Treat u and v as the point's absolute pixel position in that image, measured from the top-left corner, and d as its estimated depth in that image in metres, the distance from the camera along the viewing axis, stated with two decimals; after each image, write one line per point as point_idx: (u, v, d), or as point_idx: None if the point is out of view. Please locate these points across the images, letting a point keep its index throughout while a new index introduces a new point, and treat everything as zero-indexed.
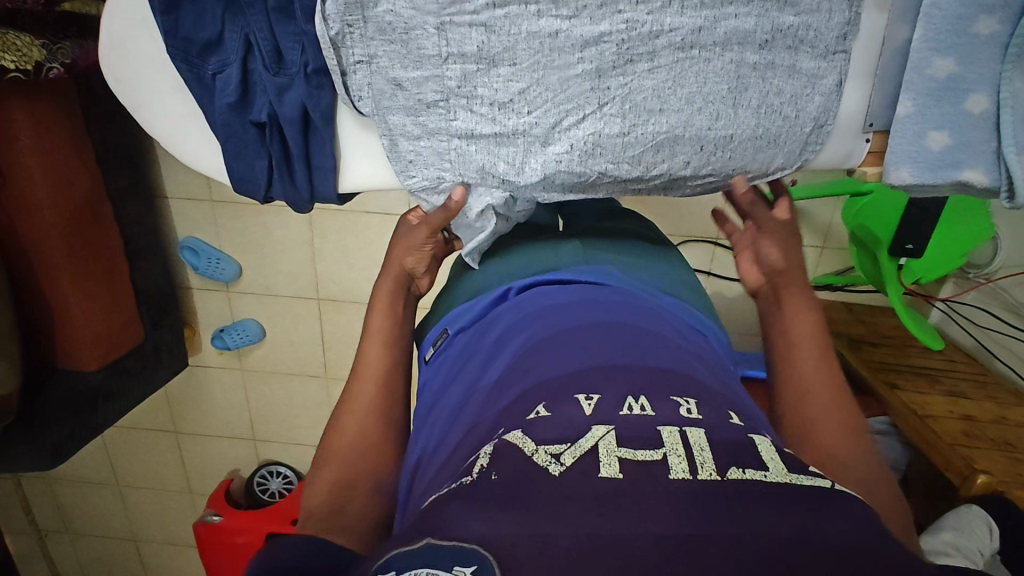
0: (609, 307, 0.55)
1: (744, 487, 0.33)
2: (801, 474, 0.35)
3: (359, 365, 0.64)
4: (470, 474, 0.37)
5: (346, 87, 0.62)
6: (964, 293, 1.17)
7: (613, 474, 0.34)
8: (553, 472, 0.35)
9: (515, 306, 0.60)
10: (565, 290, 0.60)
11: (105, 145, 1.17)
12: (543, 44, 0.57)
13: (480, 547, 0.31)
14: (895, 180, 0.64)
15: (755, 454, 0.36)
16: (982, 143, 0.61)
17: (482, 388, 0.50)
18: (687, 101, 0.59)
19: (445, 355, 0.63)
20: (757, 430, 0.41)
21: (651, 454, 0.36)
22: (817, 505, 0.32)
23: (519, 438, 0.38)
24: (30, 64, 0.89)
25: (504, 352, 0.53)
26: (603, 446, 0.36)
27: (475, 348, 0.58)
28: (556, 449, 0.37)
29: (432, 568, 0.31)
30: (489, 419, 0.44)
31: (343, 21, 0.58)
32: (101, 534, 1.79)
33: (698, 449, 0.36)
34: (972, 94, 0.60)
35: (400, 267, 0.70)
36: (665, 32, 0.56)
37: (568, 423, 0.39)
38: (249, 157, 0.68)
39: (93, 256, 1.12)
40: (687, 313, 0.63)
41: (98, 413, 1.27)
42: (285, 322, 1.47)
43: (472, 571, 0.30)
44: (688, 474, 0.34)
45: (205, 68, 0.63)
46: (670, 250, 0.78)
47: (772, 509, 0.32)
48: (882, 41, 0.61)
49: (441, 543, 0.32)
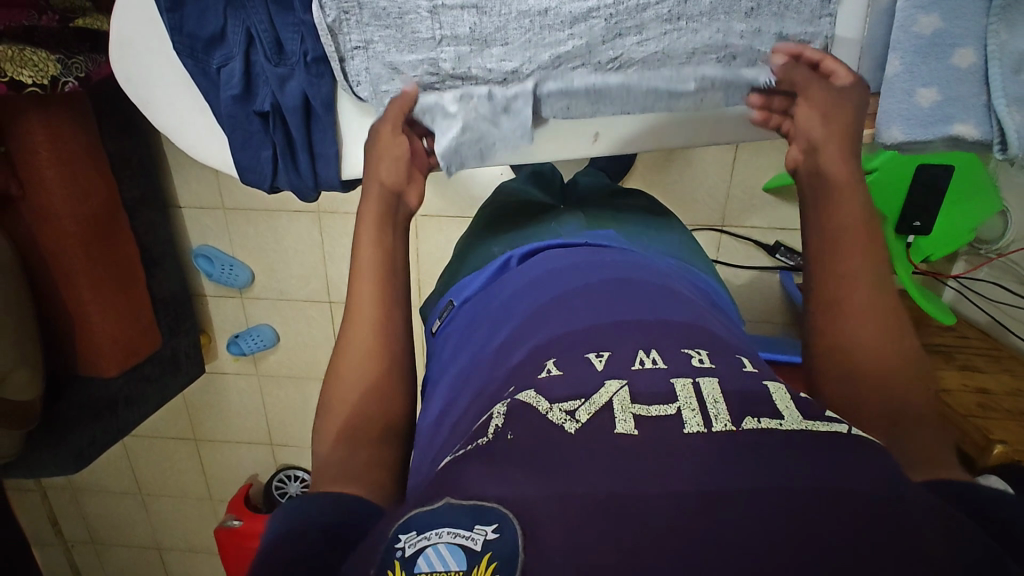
0: (611, 266, 0.56)
1: (747, 435, 0.34)
2: (816, 419, 0.36)
3: (352, 304, 0.56)
4: (486, 435, 0.38)
5: (345, 73, 0.65)
6: (975, 270, 1.15)
7: (629, 430, 0.35)
8: (569, 429, 0.36)
9: (519, 272, 0.61)
10: (568, 254, 0.61)
11: (120, 156, 1.21)
12: (534, 21, 0.61)
13: (499, 504, 0.32)
14: (887, 139, 0.65)
15: (771, 404, 0.37)
16: (972, 98, 0.62)
17: (488, 353, 0.52)
18: (676, 68, 0.64)
19: (452, 326, 0.65)
20: (771, 377, 0.42)
21: (665, 408, 0.36)
22: (826, 451, 0.33)
23: (532, 397, 0.39)
24: (47, 79, 0.94)
25: (509, 315, 0.54)
26: (617, 401, 0.37)
27: (481, 316, 0.59)
28: (571, 406, 0.38)
29: (454, 527, 0.32)
30: (500, 377, 0.46)
31: (339, 9, 0.61)
32: (124, 543, 1.82)
33: (713, 402, 0.36)
34: (959, 48, 0.60)
35: (380, 186, 0.62)
36: (651, 5, 0.60)
37: (580, 380, 0.40)
38: (254, 148, 0.70)
39: (112, 265, 1.15)
40: (688, 271, 0.64)
41: (119, 418, 1.30)
42: (299, 326, 1.49)
43: (494, 529, 0.31)
44: (704, 427, 0.35)
45: (210, 62, 0.66)
46: (669, 218, 0.80)
47: (779, 453, 0.32)
48: (865, 8, 0.62)
49: (461, 503, 0.33)
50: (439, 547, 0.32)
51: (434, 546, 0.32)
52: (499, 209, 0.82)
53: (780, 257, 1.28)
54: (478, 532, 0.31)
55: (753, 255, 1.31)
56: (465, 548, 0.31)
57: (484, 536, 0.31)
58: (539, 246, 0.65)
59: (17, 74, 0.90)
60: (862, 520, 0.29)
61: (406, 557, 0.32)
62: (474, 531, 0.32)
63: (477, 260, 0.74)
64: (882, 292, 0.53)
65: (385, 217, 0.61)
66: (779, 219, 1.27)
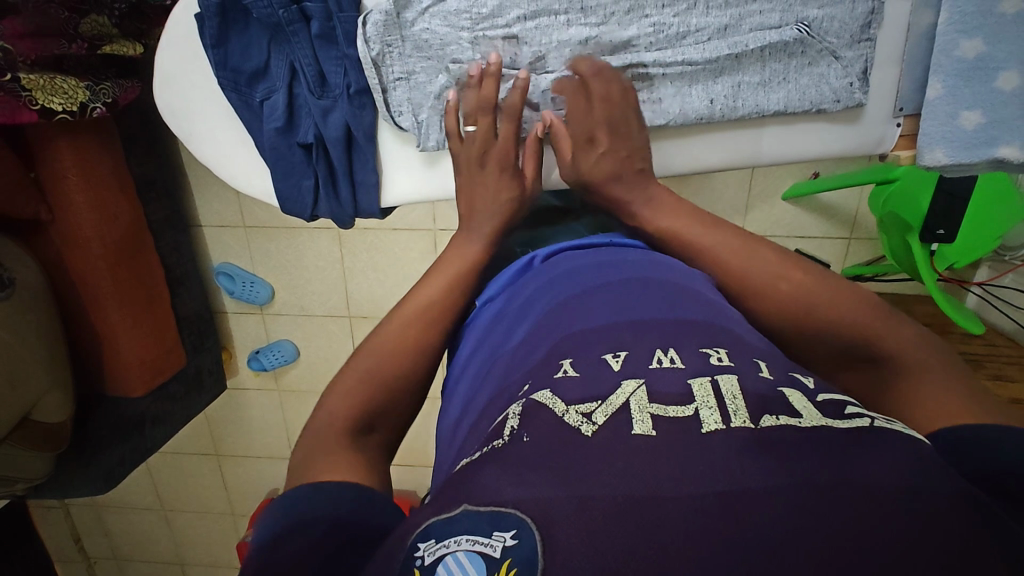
0: (634, 266, 0.56)
1: (802, 431, 0.34)
2: (836, 417, 0.36)
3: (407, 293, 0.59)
4: (502, 436, 0.38)
5: (387, 104, 0.67)
6: (1000, 276, 1.15)
7: (647, 432, 0.35)
8: (585, 432, 0.36)
9: (541, 273, 0.60)
10: (593, 252, 0.60)
11: (145, 179, 1.22)
12: (574, 50, 0.64)
13: (517, 510, 0.33)
14: (931, 161, 0.66)
15: (784, 403, 0.37)
16: (1015, 120, 0.63)
17: (509, 351, 0.50)
18: (712, 77, 0.65)
19: (471, 327, 0.62)
20: (789, 380, 0.40)
21: (683, 409, 0.37)
22: (849, 449, 0.33)
23: (548, 398, 0.39)
24: (76, 105, 0.95)
25: (527, 311, 0.54)
26: (635, 401, 0.38)
27: (501, 314, 0.58)
28: (587, 407, 0.38)
29: (472, 535, 0.33)
30: (518, 380, 0.45)
31: (382, 42, 0.64)
32: (149, 560, 1.83)
33: (730, 399, 0.37)
34: (1003, 71, 0.61)
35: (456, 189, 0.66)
36: (691, 32, 0.64)
37: (595, 382, 0.40)
38: (296, 178, 0.70)
39: (137, 286, 1.16)
40: None
41: (146, 436, 1.32)
42: (319, 340, 1.50)
43: (512, 535, 0.32)
44: (722, 424, 0.35)
45: (253, 95, 0.67)
46: None
47: (796, 447, 0.33)
48: (906, 28, 0.64)
49: (479, 509, 0.34)
50: (459, 555, 0.33)
51: (454, 553, 0.33)
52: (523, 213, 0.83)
53: None
54: (496, 538, 0.32)
55: None
56: (484, 555, 0.32)
57: (502, 543, 0.32)
58: (563, 246, 0.64)
59: (47, 102, 0.91)
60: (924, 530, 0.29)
61: (426, 565, 0.33)
62: (493, 538, 0.33)
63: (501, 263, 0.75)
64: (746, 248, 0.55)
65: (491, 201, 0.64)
66: (798, 228, 1.27)
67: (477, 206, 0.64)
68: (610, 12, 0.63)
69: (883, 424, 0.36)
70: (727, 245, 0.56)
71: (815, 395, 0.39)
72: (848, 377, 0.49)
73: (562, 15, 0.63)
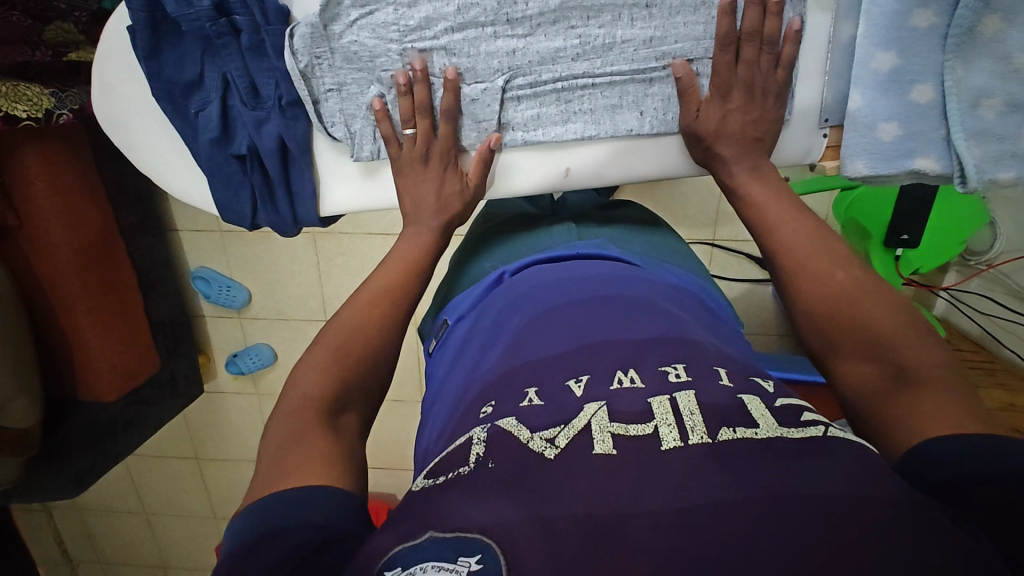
0: (599, 284, 0.56)
1: (760, 443, 0.35)
2: (791, 427, 0.37)
3: (373, 280, 0.61)
4: (467, 464, 0.38)
5: (320, 115, 0.67)
6: (966, 281, 1.16)
7: (608, 451, 0.36)
8: (548, 455, 0.36)
9: (507, 293, 0.60)
10: (559, 270, 0.61)
11: (116, 183, 1.22)
12: (503, 61, 0.64)
13: (481, 535, 0.33)
14: (853, 173, 0.66)
15: (744, 411, 0.38)
16: (931, 132, 0.62)
17: (480, 373, 0.51)
18: (643, 85, 0.65)
19: (446, 346, 0.63)
20: (749, 387, 0.41)
21: (643, 428, 0.37)
22: (796, 458, 0.34)
23: (514, 426, 0.39)
24: (42, 112, 0.94)
25: (496, 336, 0.54)
26: (595, 422, 0.38)
27: (474, 334, 0.58)
28: (551, 433, 0.38)
29: (438, 561, 0.33)
30: (483, 405, 0.45)
31: (311, 54, 0.63)
32: (130, 561, 1.84)
33: (688, 414, 0.37)
34: (917, 85, 0.61)
35: (410, 194, 0.66)
36: (617, 43, 0.64)
37: (559, 406, 0.40)
38: (234, 188, 0.70)
39: (107, 291, 1.16)
40: (681, 281, 0.64)
41: (119, 441, 1.33)
42: (297, 344, 1.50)
43: (477, 560, 0.32)
44: (680, 442, 0.36)
45: (188, 106, 0.67)
46: (657, 224, 0.78)
47: (744, 463, 0.34)
48: (829, 41, 0.64)
49: (444, 535, 0.34)
50: None
51: None
52: (493, 219, 0.80)
53: None
54: (462, 563, 0.32)
55: (744, 267, 1.31)
56: None
57: (467, 568, 0.32)
58: (531, 259, 0.65)
59: (12, 109, 0.90)
60: (859, 538, 0.30)
61: None
62: (458, 563, 0.33)
63: (469, 279, 0.72)
64: (819, 239, 0.55)
65: (443, 206, 0.65)
66: None
67: (420, 212, 0.65)
68: (536, 24, 0.63)
69: (835, 432, 0.38)
70: (796, 231, 0.56)
71: (774, 401, 0.40)
72: (852, 369, 0.49)
73: (489, 26, 0.63)
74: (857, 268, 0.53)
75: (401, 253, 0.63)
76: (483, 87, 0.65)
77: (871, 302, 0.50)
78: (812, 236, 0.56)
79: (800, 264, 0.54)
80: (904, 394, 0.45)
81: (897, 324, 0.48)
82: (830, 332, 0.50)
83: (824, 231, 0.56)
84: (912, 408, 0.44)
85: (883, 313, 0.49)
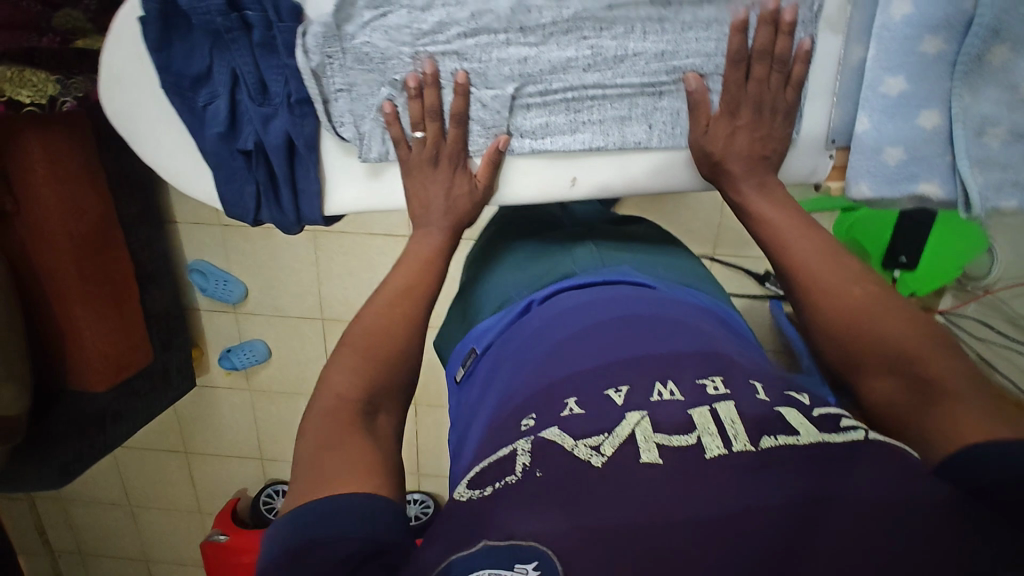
0: (629, 304, 0.57)
1: (803, 449, 0.36)
2: (832, 432, 0.38)
3: (381, 292, 0.60)
4: (513, 472, 0.38)
5: (328, 114, 0.66)
6: (963, 305, 1.16)
7: (654, 460, 0.36)
8: (595, 463, 0.36)
9: (535, 318, 0.59)
10: (585, 295, 0.60)
11: (119, 174, 1.22)
12: (514, 69, 0.64)
13: (536, 542, 0.33)
14: (856, 195, 0.66)
15: (783, 420, 0.38)
16: (936, 157, 0.63)
17: (512, 390, 0.51)
18: (653, 98, 0.65)
19: (475, 378, 0.62)
20: (785, 399, 0.41)
21: (686, 439, 0.37)
22: (842, 469, 0.35)
23: (556, 435, 0.39)
24: (45, 99, 0.94)
25: (526, 356, 0.54)
26: (640, 432, 0.38)
27: (504, 358, 0.58)
28: (594, 440, 0.38)
29: (494, 568, 0.33)
30: (523, 415, 0.45)
31: (322, 53, 0.63)
32: (113, 554, 1.82)
33: (730, 424, 0.38)
34: (924, 111, 0.61)
35: (419, 197, 0.66)
36: (630, 56, 0.64)
37: (600, 415, 0.41)
38: (239, 183, 0.70)
39: (102, 281, 1.16)
40: (702, 301, 0.64)
41: (106, 432, 1.32)
42: (293, 342, 1.50)
43: (534, 567, 0.32)
44: (724, 450, 0.36)
45: (196, 100, 0.67)
46: (673, 244, 0.78)
47: (766, 477, 0.34)
48: (837, 62, 0.64)
49: (499, 544, 0.34)
50: None
51: None
52: (503, 230, 0.80)
53: (769, 286, 1.28)
54: (519, 570, 0.33)
55: (743, 283, 1.31)
56: None
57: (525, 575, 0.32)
58: (556, 288, 0.63)
59: (16, 95, 0.91)
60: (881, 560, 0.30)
61: None
62: (515, 570, 0.33)
63: (490, 300, 0.70)
64: (833, 256, 0.55)
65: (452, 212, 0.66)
66: None
67: (429, 214, 0.66)
68: (549, 32, 0.63)
69: (875, 436, 0.38)
70: (809, 249, 0.56)
71: (811, 411, 0.40)
72: (880, 387, 0.49)
73: (501, 33, 0.63)
74: (870, 282, 0.53)
75: (411, 262, 0.62)
76: (494, 94, 0.65)
77: (888, 315, 0.50)
78: (825, 253, 0.55)
79: (813, 279, 0.54)
80: (937, 411, 0.45)
81: (916, 335, 0.48)
82: (851, 350, 0.50)
83: (833, 247, 0.56)
84: (941, 420, 0.44)
85: (902, 325, 0.49)
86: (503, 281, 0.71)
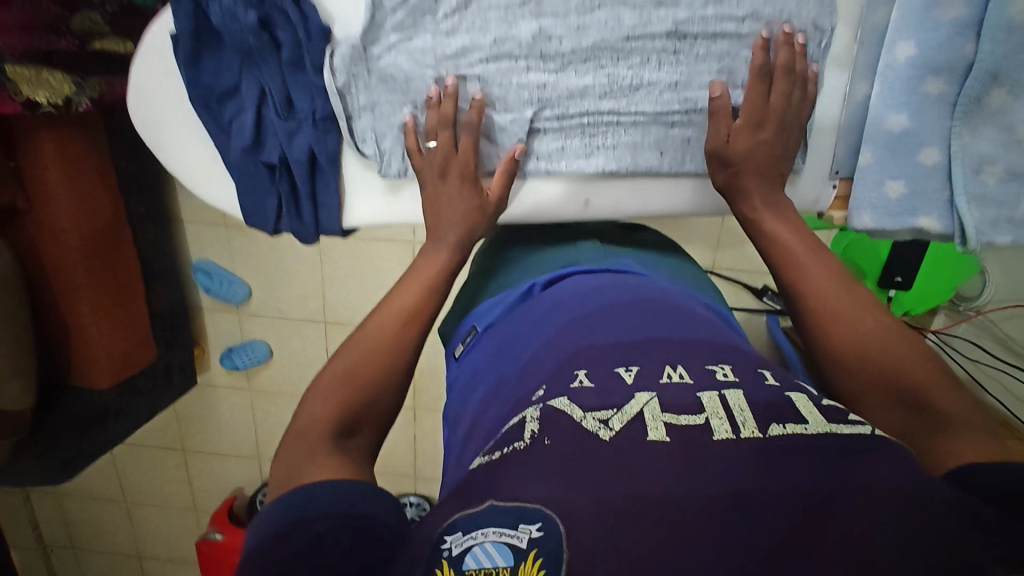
0: (638, 290, 0.59)
1: (811, 438, 0.37)
2: (840, 422, 0.39)
3: (391, 298, 0.61)
4: (521, 440, 0.39)
5: (351, 131, 0.68)
6: (954, 326, 1.19)
7: (661, 438, 0.37)
8: (603, 436, 0.38)
9: (544, 299, 0.61)
10: (595, 280, 0.62)
11: (128, 173, 1.23)
12: (532, 93, 0.66)
13: (542, 506, 0.34)
14: (860, 225, 0.68)
15: (793, 408, 0.40)
16: (935, 192, 0.65)
17: (521, 365, 0.53)
18: (665, 127, 0.67)
19: (476, 349, 0.64)
20: (794, 387, 0.44)
21: (694, 419, 0.39)
22: (852, 459, 0.36)
23: (565, 405, 0.41)
24: (61, 99, 0.96)
25: (538, 331, 0.56)
26: (648, 411, 0.40)
27: (512, 332, 0.59)
28: (603, 414, 0.40)
29: (498, 527, 0.35)
30: (535, 386, 0.47)
31: (349, 73, 0.65)
32: (106, 550, 1.82)
33: (738, 411, 0.39)
34: (925, 147, 0.64)
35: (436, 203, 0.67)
36: (644, 85, 0.66)
37: (610, 390, 0.42)
38: (260, 195, 0.72)
39: (111, 278, 1.17)
40: (702, 299, 0.66)
41: (108, 429, 1.33)
42: (295, 343, 1.51)
43: (538, 527, 0.34)
44: (732, 434, 0.37)
45: (223, 114, 0.69)
46: (678, 250, 0.80)
47: (776, 461, 0.35)
48: (844, 97, 0.67)
49: (504, 504, 0.35)
50: (487, 545, 0.35)
51: (481, 545, 0.35)
52: (515, 232, 0.81)
53: (767, 301, 1.31)
54: (523, 530, 0.35)
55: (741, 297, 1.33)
56: (511, 545, 0.35)
57: (529, 535, 0.34)
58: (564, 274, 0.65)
59: (33, 95, 0.92)
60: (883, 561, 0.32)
61: (454, 557, 0.35)
62: (519, 530, 0.35)
63: (498, 285, 0.73)
64: (842, 283, 0.57)
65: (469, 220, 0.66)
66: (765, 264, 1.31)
67: (442, 221, 0.66)
68: (568, 60, 0.65)
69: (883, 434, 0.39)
70: (819, 274, 0.58)
71: (820, 400, 0.42)
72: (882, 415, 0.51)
73: (522, 60, 0.65)
74: (878, 311, 0.55)
75: (424, 270, 0.64)
76: (512, 118, 0.67)
77: (894, 346, 0.52)
78: (835, 279, 0.58)
79: (822, 306, 0.56)
80: (936, 440, 0.47)
81: (920, 366, 0.51)
82: (860, 378, 0.52)
83: (842, 273, 0.58)
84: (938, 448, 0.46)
85: (907, 356, 0.51)
86: (511, 269, 0.74)
